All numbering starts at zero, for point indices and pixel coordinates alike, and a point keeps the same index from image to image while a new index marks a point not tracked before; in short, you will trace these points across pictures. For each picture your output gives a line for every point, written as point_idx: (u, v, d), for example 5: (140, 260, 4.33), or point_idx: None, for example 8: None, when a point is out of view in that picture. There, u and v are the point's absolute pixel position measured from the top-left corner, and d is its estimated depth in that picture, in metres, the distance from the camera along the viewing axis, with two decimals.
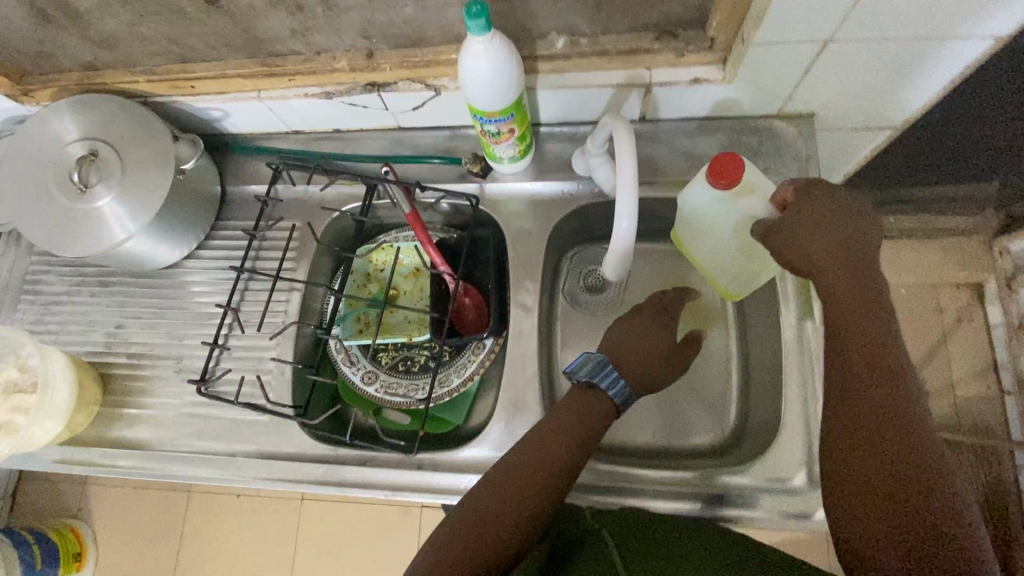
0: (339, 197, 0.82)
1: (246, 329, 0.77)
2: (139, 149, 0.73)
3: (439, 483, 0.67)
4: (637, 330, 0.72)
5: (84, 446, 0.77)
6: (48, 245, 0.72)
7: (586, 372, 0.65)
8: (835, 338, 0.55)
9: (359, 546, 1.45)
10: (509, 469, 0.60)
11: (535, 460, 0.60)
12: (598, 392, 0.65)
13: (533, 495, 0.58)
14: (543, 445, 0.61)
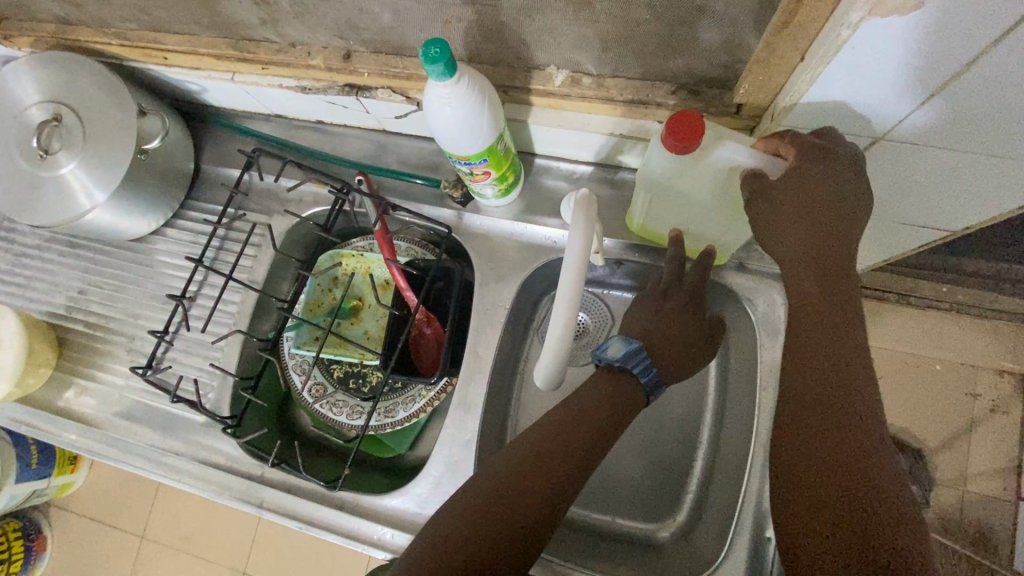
0: (311, 198, 0.76)
1: (195, 323, 0.74)
2: (104, 120, 0.69)
3: (354, 527, 0.65)
4: (661, 320, 0.63)
5: (33, 407, 0.77)
6: (5, 209, 0.70)
7: (618, 358, 0.60)
8: (797, 348, 0.50)
9: (311, 559, 1.48)
10: (524, 454, 0.53)
11: (555, 440, 0.54)
12: (628, 376, 0.59)
13: (553, 487, 0.51)
14: (545, 451, 0.53)
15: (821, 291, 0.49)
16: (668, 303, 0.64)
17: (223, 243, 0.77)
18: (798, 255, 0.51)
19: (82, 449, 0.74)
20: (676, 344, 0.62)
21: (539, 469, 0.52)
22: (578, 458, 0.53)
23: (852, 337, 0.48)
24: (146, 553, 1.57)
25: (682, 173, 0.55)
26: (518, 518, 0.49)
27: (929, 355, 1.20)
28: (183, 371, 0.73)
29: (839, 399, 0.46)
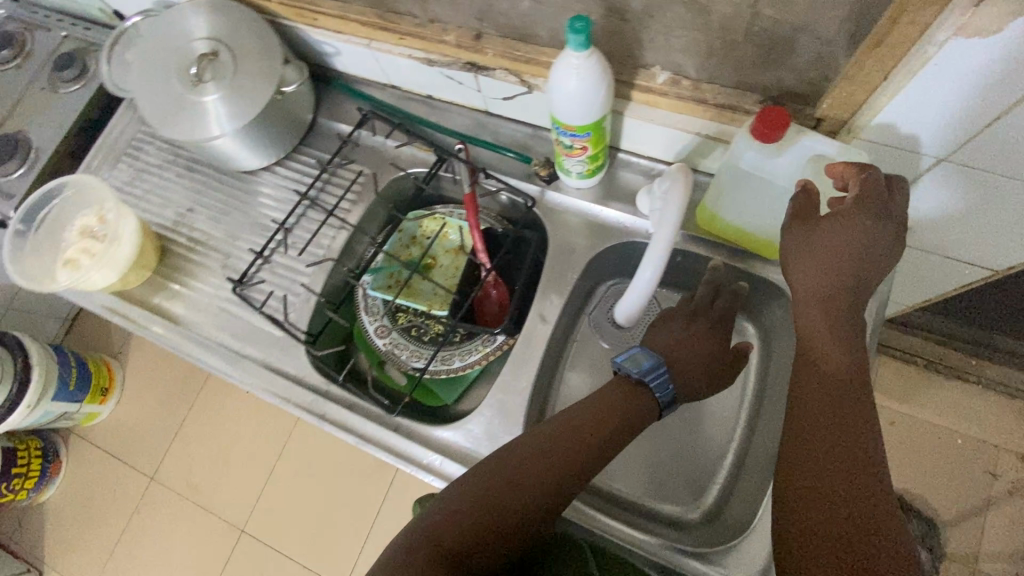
0: (412, 159, 0.85)
1: (290, 250, 0.82)
2: (253, 62, 0.80)
3: (408, 450, 0.70)
4: (687, 342, 0.69)
5: (127, 302, 0.85)
6: (150, 121, 0.80)
7: (637, 371, 0.66)
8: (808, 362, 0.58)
9: (311, 529, 1.50)
10: (560, 428, 0.60)
11: (569, 432, 0.60)
12: (646, 389, 0.65)
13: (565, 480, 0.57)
14: (575, 429, 0.60)
15: (830, 321, 0.58)
16: (696, 324, 0.70)
17: (326, 186, 0.86)
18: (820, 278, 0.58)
19: (166, 343, 0.81)
20: (695, 372, 0.68)
21: (554, 458, 0.58)
22: (603, 446, 0.60)
23: (850, 353, 0.58)
24: (152, 495, 1.60)
25: (769, 163, 0.62)
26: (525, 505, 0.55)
27: (950, 427, 1.22)
28: (270, 289, 0.81)
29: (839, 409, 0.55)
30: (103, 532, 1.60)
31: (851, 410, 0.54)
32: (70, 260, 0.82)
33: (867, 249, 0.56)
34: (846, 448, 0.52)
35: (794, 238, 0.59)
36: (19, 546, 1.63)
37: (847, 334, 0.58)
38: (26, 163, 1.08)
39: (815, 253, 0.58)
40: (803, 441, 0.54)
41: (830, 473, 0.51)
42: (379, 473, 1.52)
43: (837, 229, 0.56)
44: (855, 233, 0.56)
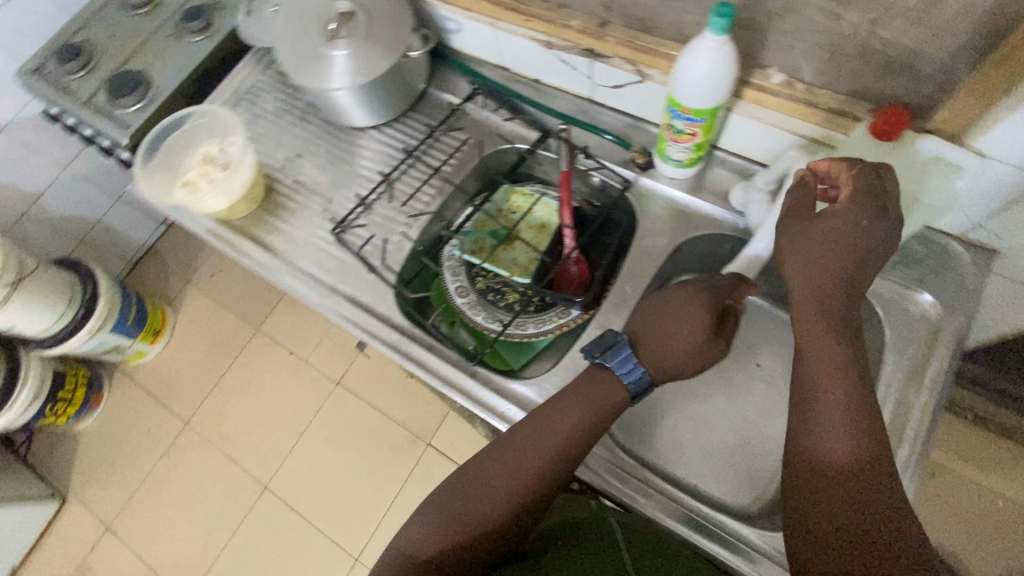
0: (512, 136, 0.90)
1: (391, 201, 0.88)
2: (385, 25, 0.86)
3: (485, 396, 0.75)
4: (673, 325, 0.67)
5: (230, 229, 0.91)
6: (287, 67, 0.87)
7: (597, 358, 0.68)
8: (808, 385, 0.60)
9: (334, 495, 1.54)
10: (524, 429, 0.67)
11: (535, 431, 0.66)
12: (608, 373, 0.67)
13: (535, 484, 0.64)
14: (538, 428, 0.66)
15: (827, 328, 0.60)
16: (685, 303, 0.68)
17: (429, 149, 0.91)
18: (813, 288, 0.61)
19: (264, 273, 0.87)
20: (686, 358, 0.66)
21: (517, 459, 0.65)
22: (567, 437, 0.65)
23: (852, 364, 0.59)
24: (184, 439, 1.65)
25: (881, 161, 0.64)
26: (496, 514, 0.63)
27: (994, 485, 1.20)
28: (366, 235, 0.86)
29: (846, 435, 0.56)
30: (131, 468, 1.64)
31: (861, 431, 0.56)
32: (189, 183, 0.88)
33: (857, 246, 0.59)
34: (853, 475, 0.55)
35: (793, 234, 0.62)
36: (48, 470, 1.68)
37: (844, 341, 0.60)
38: (144, 99, 1.16)
39: (808, 258, 0.61)
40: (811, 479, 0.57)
41: (840, 508, 0.54)
42: (407, 450, 1.55)
43: (830, 225, 0.60)
44: (846, 229, 0.59)
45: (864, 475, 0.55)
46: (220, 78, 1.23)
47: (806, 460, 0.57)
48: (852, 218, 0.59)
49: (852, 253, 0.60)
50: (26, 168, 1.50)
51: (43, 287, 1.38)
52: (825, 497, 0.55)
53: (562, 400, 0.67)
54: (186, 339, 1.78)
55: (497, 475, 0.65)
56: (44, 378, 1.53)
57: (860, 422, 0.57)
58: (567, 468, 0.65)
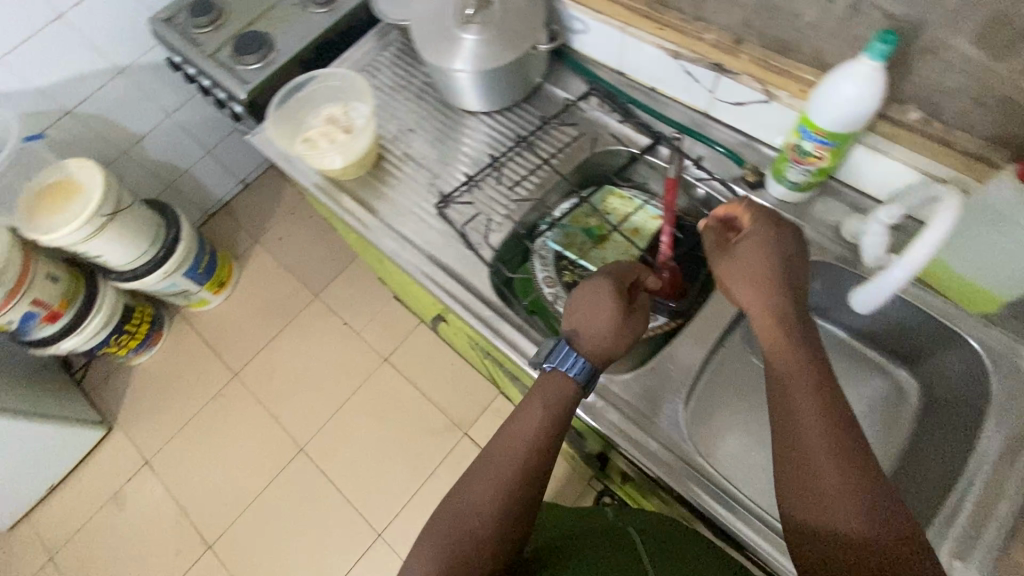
0: (622, 139, 0.92)
1: (497, 184, 0.91)
2: (519, 16, 0.89)
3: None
4: (609, 323, 0.71)
5: (340, 189, 0.95)
6: (421, 46, 0.92)
7: (545, 363, 0.71)
8: (785, 417, 0.61)
9: (368, 467, 1.58)
10: (499, 446, 0.68)
11: (506, 447, 0.68)
12: (557, 372, 0.70)
13: (518, 491, 0.64)
14: (508, 443, 0.68)
15: (789, 350, 0.63)
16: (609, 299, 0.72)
17: (538, 139, 0.93)
18: (766, 311, 0.66)
19: (366, 234, 0.91)
20: (618, 339, 0.71)
21: (496, 477, 0.66)
22: (537, 442, 0.67)
23: (825, 384, 0.61)
24: (230, 390, 1.71)
25: None
26: (486, 531, 0.62)
27: None
28: (468, 212, 0.90)
29: (836, 464, 0.56)
30: (178, 409, 1.70)
31: (851, 454, 0.57)
32: (311, 141, 0.92)
33: (780, 261, 0.67)
34: (856, 507, 0.54)
35: (722, 261, 0.71)
36: (99, 399, 1.75)
37: (808, 361, 0.62)
38: (264, 58, 1.22)
39: (752, 281, 0.67)
40: (811, 519, 0.56)
41: (854, 547, 0.53)
42: (444, 436, 1.59)
43: (749, 245, 0.68)
44: (765, 248, 0.67)
45: (864, 503, 0.54)
46: (335, 49, 1.29)
47: (801, 498, 0.57)
48: (765, 235, 0.68)
49: (782, 267, 0.67)
50: (134, 111, 1.58)
51: (132, 223, 1.45)
52: (837, 540, 0.54)
53: (524, 405, 0.70)
54: (247, 294, 1.85)
55: (480, 491, 0.65)
56: (114, 308, 1.59)
57: (845, 444, 0.57)
58: (544, 472, 0.67)
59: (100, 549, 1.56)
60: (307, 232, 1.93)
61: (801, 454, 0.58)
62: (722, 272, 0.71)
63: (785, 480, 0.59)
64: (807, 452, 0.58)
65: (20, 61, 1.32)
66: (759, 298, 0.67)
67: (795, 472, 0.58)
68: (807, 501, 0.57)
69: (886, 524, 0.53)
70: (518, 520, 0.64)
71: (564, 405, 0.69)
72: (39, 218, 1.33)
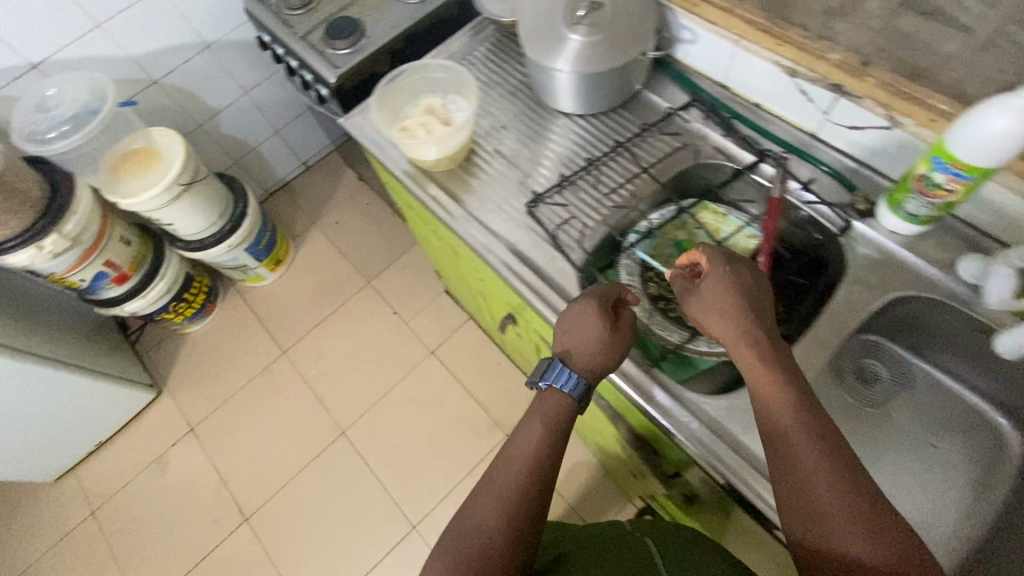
0: (722, 153, 0.89)
1: (589, 189, 0.90)
2: (630, 22, 0.88)
3: (646, 387, 0.78)
4: (598, 344, 0.73)
5: (431, 180, 0.96)
6: (528, 43, 0.91)
7: (541, 381, 0.75)
8: (777, 456, 0.60)
9: (407, 458, 1.58)
10: (501, 461, 0.72)
11: (507, 461, 0.71)
12: (554, 390, 0.74)
13: (523, 504, 0.67)
14: (508, 459, 0.71)
15: (767, 386, 0.63)
16: (596, 322, 0.74)
17: (634, 147, 0.92)
18: (738, 348, 0.66)
19: (456, 228, 0.92)
20: (610, 353, 0.74)
21: (500, 489, 0.68)
22: (537, 454, 0.70)
23: (807, 413, 0.61)
24: (278, 367, 1.74)
25: None
26: (496, 546, 0.64)
27: None
28: (561, 215, 0.88)
29: (837, 497, 0.56)
30: (226, 380, 1.74)
31: (849, 481, 0.56)
32: (407, 129, 0.93)
33: (743, 290, 0.68)
34: (864, 537, 0.54)
35: (694, 300, 0.71)
36: (151, 363, 1.78)
37: (788, 393, 0.62)
38: (356, 44, 1.23)
39: (722, 319, 0.68)
40: (822, 558, 0.55)
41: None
42: (485, 435, 1.58)
43: (713, 282, 0.69)
44: (727, 279, 0.68)
45: (871, 530, 0.54)
46: (424, 42, 1.29)
47: (811, 538, 0.56)
48: (725, 268, 0.69)
49: (752, 299, 0.68)
50: (215, 85, 1.61)
51: (205, 195, 1.48)
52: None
53: (523, 424, 0.74)
54: (301, 275, 1.87)
55: (487, 506, 0.67)
56: (177, 276, 1.63)
57: (842, 470, 0.57)
58: (545, 483, 0.70)
59: (141, 508, 1.60)
60: (364, 219, 1.95)
61: (801, 494, 0.58)
62: (695, 313, 0.71)
63: (790, 517, 0.59)
64: (805, 490, 0.57)
65: (119, 28, 1.35)
66: (732, 334, 0.67)
67: (798, 508, 0.58)
68: (817, 541, 0.56)
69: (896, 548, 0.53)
70: (525, 533, 0.66)
71: (561, 422, 0.73)
72: (120, 181, 1.36)
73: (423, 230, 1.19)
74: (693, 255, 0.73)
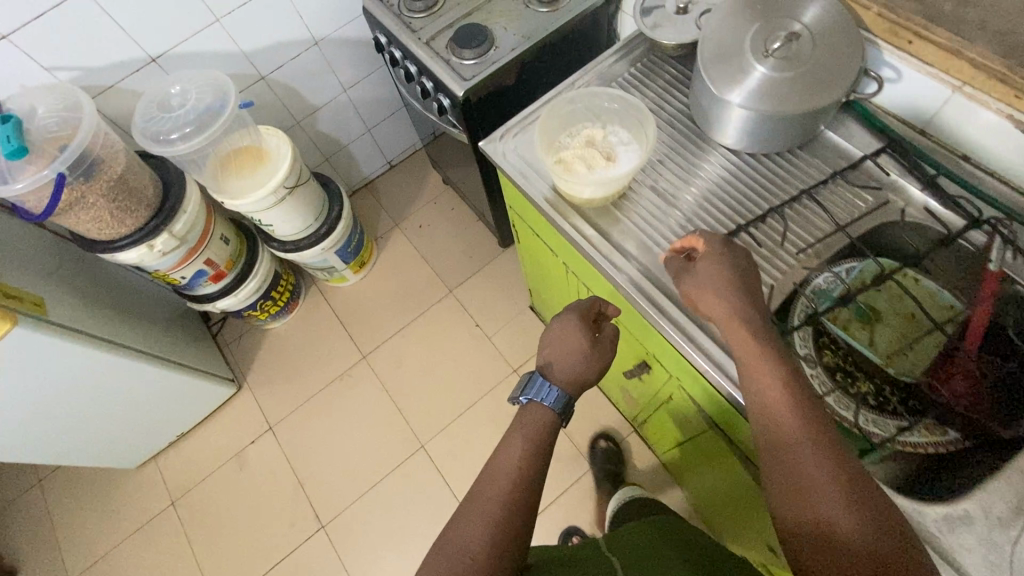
0: (921, 212, 0.80)
1: (765, 240, 0.80)
2: (832, 60, 0.77)
3: None
4: (576, 355, 0.83)
5: (579, 214, 0.88)
6: (710, 77, 0.82)
7: (524, 397, 0.81)
8: (764, 429, 0.64)
9: None
10: (483, 484, 0.72)
11: (487, 482, 0.72)
12: (534, 403, 0.80)
13: (505, 525, 0.68)
14: (489, 480, 0.72)
15: (756, 366, 0.66)
16: (574, 335, 0.84)
17: (816, 196, 0.82)
18: (732, 329, 0.69)
19: (612, 274, 0.83)
20: (588, 363, 0.83)
21: (482, 507, 0.69)
22: (520, 473, 0.72)
23: (794, 390, 0.63)
24: (358, 371, 1.72)
25: None
26: (481, 565, 0.64)
27: None
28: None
29: (814, 464, 0.59)
30: (306, 381, 1.72)
31: (829, 453, 0.59)
32: (563, 163, 0.85)
33: (738, 271, 0.71)
34: (837, 502, 0.56)
35: (691, 283, 0.73)
36: (232, 356, 1.78)
37: (775, 371, 0.65)
38: (484, 54, 1.15)
39: (719, 301, 0.70)
40: (795, 523, 0.58)
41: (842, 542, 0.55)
42: (570, 464, 1.54)
43: (704, 269, 0.73)
44: (723, 265, 0.71)
45: (845, 496, 0.56)
46: (554, 54, 1.21)
47: (788, 505, 0.59)
48: (720, 255, 0.72)
49: (744, 285, 0.71)
50: (317, 83, 1.57)
51: (306, 198, 1.44)
52: (823, 541, 0.56)
53: (503, 448, 0.76)
54: (383, 278, 1.84)
55: (471, 528, 0.67)
56: (266, 274, 1.61)
57: (822, 443, 0.60)
58: (529, 502, 0.71)
59: (221, 507, 1.60)
60: (449, 224, 1.90)
61: (780, 462, 0.61)
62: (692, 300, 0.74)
63: (781, 497, 0.60)
64: (784, 459, 0.61)
65: (236, 23, 1.31)
66: (728, 318, 0.69)
67: (790, 488, 0.59)
68: (793, 509, 0.59)
69: (868, 511, 0.55)
70: (509, 553, 0.66)
71: (539, 445, 0.76)
72: (225, 180, 1.33)
73: (533, 241, 1.13)
74: (689, 239, 0.77)
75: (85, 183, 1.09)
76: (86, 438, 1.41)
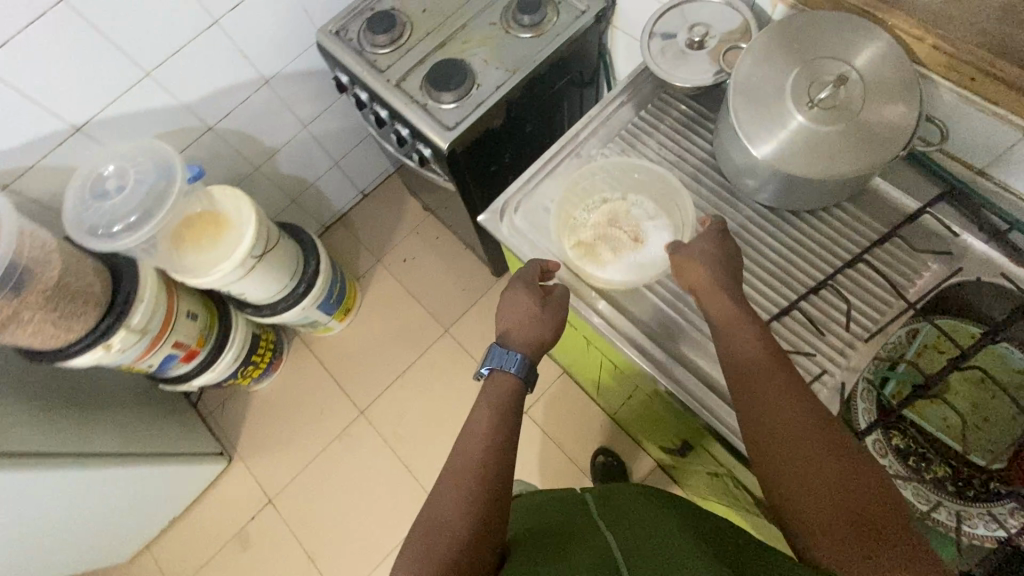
0: (995, 272, 0.71)
1: (824, 321, 0.71)
2: (888, 108, 0.66)
3: None
4: (532, 320, 0.72)
5: (606, 300, 0.78)
6: (749, 137, 0.69)
7: (483, 369, 0.70)
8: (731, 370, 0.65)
9: None
10: (456, 456, 0.63)
11: (460, 451, 0.63)
12: (495, 372, 0.69)
13: (488, 500, 0.59)
14: (462, 449, 0.63)
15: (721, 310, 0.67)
16: (524, 295, 0.73)
17: (872, 259, 0.74)
18: (697, 280, 0.69)
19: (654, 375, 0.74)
20: (545, 328, 0.72)
21: (462, 476, 0.60)
22: (499, 446, 0.63)
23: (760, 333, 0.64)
24: (356, 429, 1.60)
25: None
26: (467, 541, 0.56)
27: None
28: (806, 366, 0.69)
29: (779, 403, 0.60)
30: (302, 445, 1.60)
31: (795, 393, 0.60)
32: (587, 250, 0.79)
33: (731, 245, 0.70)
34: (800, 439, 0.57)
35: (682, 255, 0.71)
36: (217, 425, 1.64)
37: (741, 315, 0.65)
38: (466, 95, 1.01)
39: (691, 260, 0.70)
40: (763, 457, 0.60)
41: (803, 475, 0.56)
42: None
43: (698, 244, 0.70)
44: (715, 246, 0.70)
45: (808, 433, 0.57)
46: (544, 84, 1.06)
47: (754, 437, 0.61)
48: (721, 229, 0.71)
49: (723, 249, 0.70)
50: (274, 124, 1.40)
51: (279, 260, 1.29)
52: (787, 475, 0.57)
53: (470, 420, 0.66)
54: (371, 322, 1.71)
55: (448, 500, 0.59)
56: (244, 341, 1.46)
57: (788, 383, 0.61)
58: (509, 472, 0.62)
59: None
60: (434, 254, 1.76)
61: (747, 401, 0.62)
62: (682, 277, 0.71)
63: (749, 429, 0.62)
64: (749, 397, 0.62)
65: (168, 74, 1.13)
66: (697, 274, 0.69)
67: (756, 421, 0.61)
68: (760, 445, 0.60)
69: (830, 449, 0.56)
70: (496, 529, 0.59)
71: (509, 410, 0.67)
72: (181, 254, 1.17)
73: None
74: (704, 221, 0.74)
75: (15, 298, 0.94)
76: (67, 554, 1.28)
